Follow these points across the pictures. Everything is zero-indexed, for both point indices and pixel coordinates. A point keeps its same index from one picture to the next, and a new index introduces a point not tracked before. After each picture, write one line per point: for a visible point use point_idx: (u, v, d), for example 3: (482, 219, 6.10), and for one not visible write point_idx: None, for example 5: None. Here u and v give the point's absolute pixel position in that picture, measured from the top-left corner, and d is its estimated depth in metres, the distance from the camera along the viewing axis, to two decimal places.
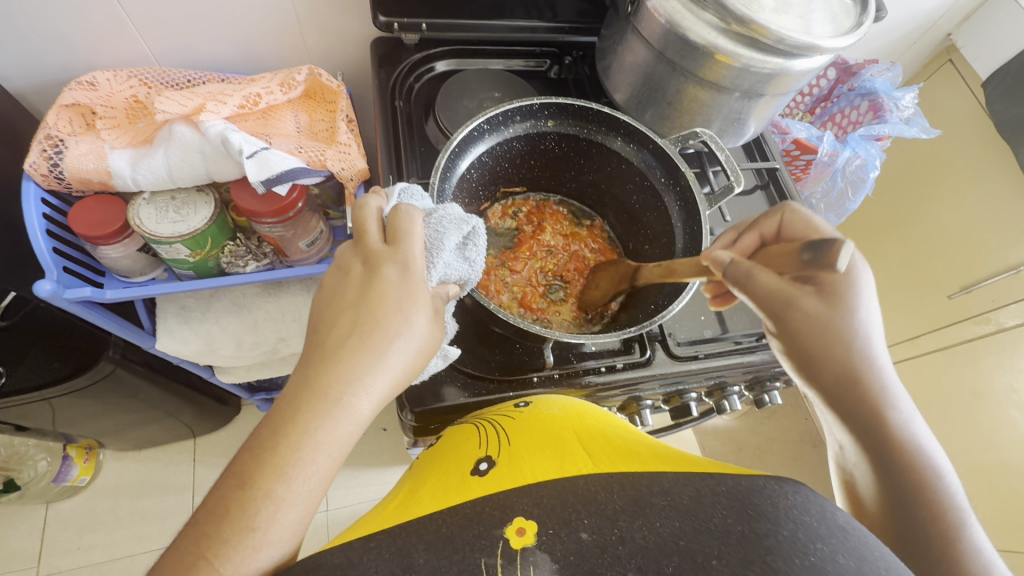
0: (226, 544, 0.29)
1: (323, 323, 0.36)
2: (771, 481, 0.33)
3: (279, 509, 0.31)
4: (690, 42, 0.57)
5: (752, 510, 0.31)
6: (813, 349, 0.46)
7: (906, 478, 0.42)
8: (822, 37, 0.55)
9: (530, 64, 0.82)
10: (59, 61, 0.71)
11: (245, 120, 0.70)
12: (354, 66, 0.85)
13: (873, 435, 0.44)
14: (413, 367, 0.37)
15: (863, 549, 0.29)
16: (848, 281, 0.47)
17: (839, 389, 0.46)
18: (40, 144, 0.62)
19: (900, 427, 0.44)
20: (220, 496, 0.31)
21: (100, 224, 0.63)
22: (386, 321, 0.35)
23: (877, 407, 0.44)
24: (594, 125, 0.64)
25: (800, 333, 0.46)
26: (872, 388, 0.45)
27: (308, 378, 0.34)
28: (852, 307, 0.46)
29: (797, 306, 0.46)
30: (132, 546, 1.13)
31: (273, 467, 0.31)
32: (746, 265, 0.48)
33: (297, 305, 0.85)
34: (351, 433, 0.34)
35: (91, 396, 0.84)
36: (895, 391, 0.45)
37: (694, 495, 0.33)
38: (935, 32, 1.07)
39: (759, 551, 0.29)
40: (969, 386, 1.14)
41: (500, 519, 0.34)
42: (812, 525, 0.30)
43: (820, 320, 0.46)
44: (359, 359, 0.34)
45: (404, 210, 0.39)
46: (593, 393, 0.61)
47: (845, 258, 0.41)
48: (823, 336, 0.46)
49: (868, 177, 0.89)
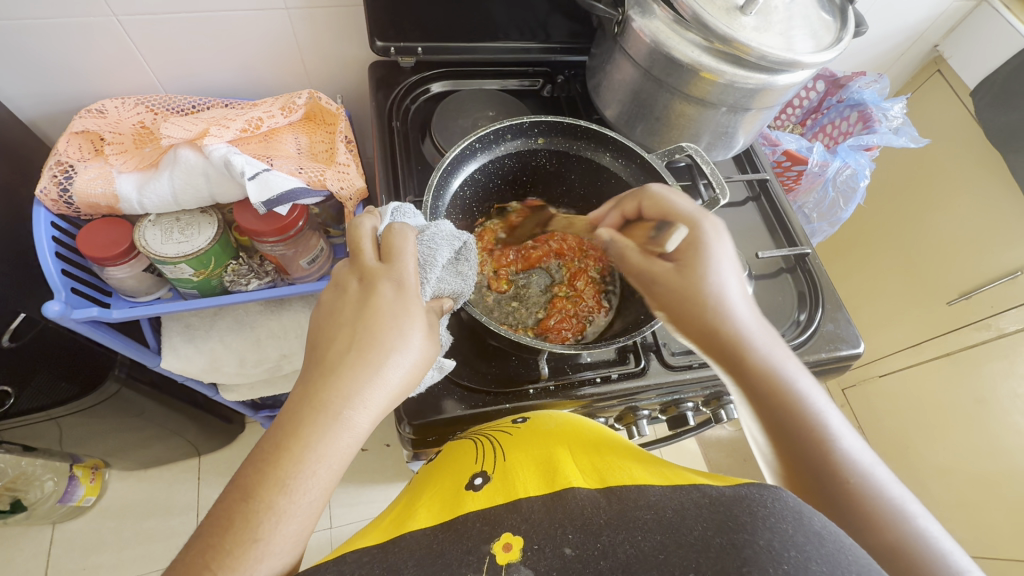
0: (229, 555, 0.30)
1: (323, 339, 0.37)
2: (753, 489, 0.34)
3: (281, 520, 0.32)
4: (675, 61, 0.59)
5: (732, 521, 0.32)
6: (682, 318, 0.46)
7: (786, 417, 0.42)
8: (802, 53, 0.56)
9: (524, 83, 0.84)
10: (70, 90, 0.74)
11: (247, 143, 0.72)
12: (354, 89, 0.88)
13: (751, 384, 0.44)
14: (409, 380, 0.38)
15: (837, 554, 0.30)
16: (695, 245, 0.47)
17: (715, 347, 0.45)
18: (51, 170, 0.65)
19: (768, 365, 0.44)
20: (225, 507, 0.32)
21: (107, 246, 0.65)
22: (383, 336, 0.37)
23: (745, 354, 0.44)
24: (584, 142, 0.65)
25: (674, 306, 0.46)
26: (736, 342, 0.44)
27: (309, 393, 0.35)
28: (709, 272, 0.46)
29: (660, 282, 0.48)
30: (137, 566, 1.13)
31: (275, 480, 0.32)
32: (620, 244, 0.53)
33: (299, 322, 0.86)
34: (351, 446, 0.35)
35: (97, 415, 0.86)
36: (758, 338, 0.45)
37: (678, 510, 0.34)
38: (923, 43, 1.10)
39: (736, 563, 0.29)
40: (971, 393, 1.13)
41: (489, 535, 0.36)
42: (788, 532, 0.31)
43: (679, 290, 0.46)
44: (357, 375, 0.35)
45: (398, 229, 0.40)
46: (589, 405, 0.62)
47: (673, 241, 0.49)
48: (686, 305, 0.46)
49: (859, 185, 0.90)
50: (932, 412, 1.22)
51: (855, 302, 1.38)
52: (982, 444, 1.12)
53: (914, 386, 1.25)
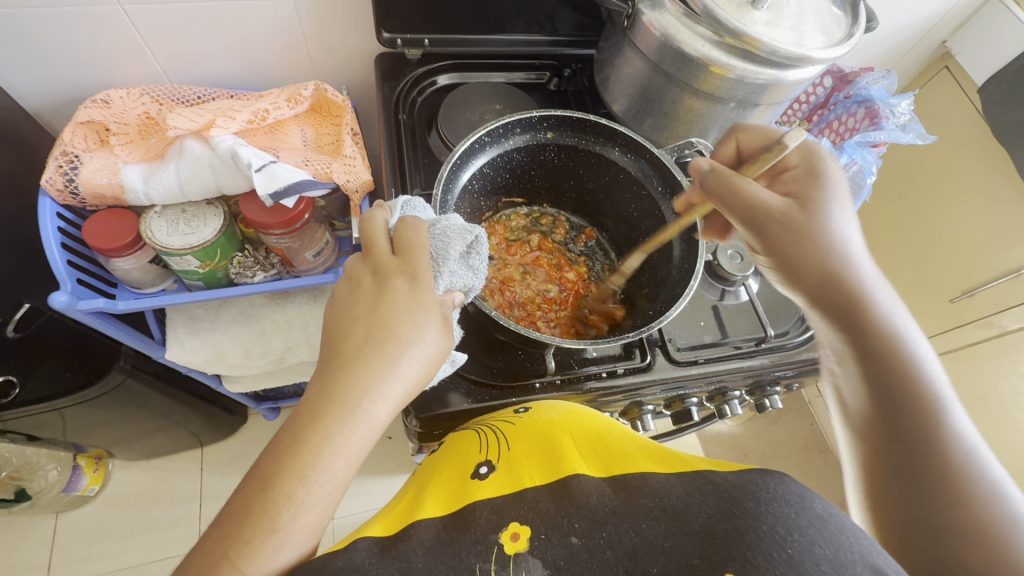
0: (248, 544, 0.30)
1: (339, 333, 0.37)
2: (756, 476, 0.35)
3: (300, 511, 0.32)
4: (685, 55, 0.58)
5: (737, 508, 0.33)
6: (797, 256, 0.46)
7: (892, 374, 0.42)
8: (813, 48, 0.56)
9: (530, 76, 0.83)
10: (74, 79, 0.73)
11: (253, 134, 0.72)
12: (359, 81, 0.87)
13: (860, 335, 0.44)
14: (425, 372, 0.38)
15: (839, 535, 0.31)
16: (818, 182, 0.48)
17: (831, 293, 0.45)
18: (56, 160, 0.64)
19: (888, 324, 0.44)
20: (243, 499, 0.32)
21: (113, 236, 0.65)
22: (398, 328, 0.37)
23: (862, 304, 0.45)
24: (592, 136, 0.65)
25: (789, 243, 0.46)
26: (854, 288, 0.45)
27: (327, 386, 0.35)
28: (829, 211, 0.47)
29: (776, 216, 0.47)
30: (140, 556, 1.13)
31: (294, 471, 0.32)
32: (725, 172, 0.49)
33: (303, 314, 0.86)
34: (368, 438, 0.35)
35: (102, 405, 0.86)
36: (879, 290, 0.45)
37: (682, 496, 0.35)
38: (931, 39, 1.09)
39: (740, 549, 0.31)
40: (972, 389, 1.14)
41: (496, 524, 0.37)
42: (791, 516, 0.32)
43: (799, 225, 0.46)
44: (374, 367, 0.35)
45: (410, 223, 0.40)
46: (594, 399, 0.62)
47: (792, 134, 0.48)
48: (803, 239, 0.46)
49: (866, 182, 0.90)
50: None
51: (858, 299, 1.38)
52: (982, 440, 1.13)
53: None
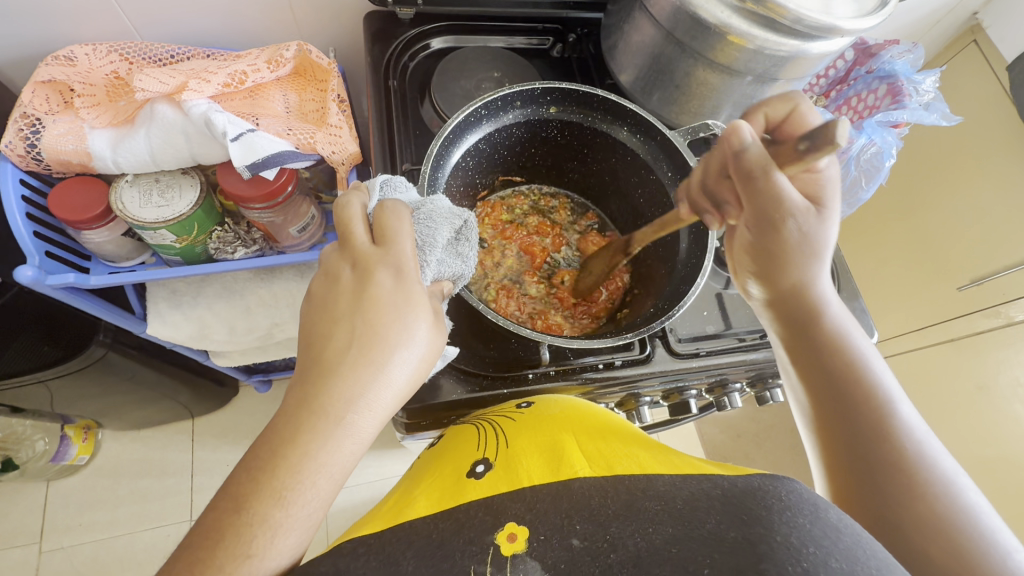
0: (218, 571, 0.28)
1: (318, 337, 0.34)
2: (766, 480, 0.33)
3: (277, 534, 0.30)
4: (701, 22, 0.53)
5: (747, 514, 0.30)
6: (776, 261, 0.45)
7: (846, 386, 0.42)
8: (842, 18, 0.51)
9: (533, 42, 0.78)
10: (35, 34, 0.67)
11: (231, 99, 0.67)
12: (348, 41, 0.81)
13: (813, 340, 0.45)
14: (416, 376, 0.35)
15: (855, 548, 0.28)
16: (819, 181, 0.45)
17: (790, 302, 0.46)
18: (16, 123, 0.59)
19: (835, 332, 0.45)
20: (216, 518, 0.30)
21: (81, 208, 0.60)
22: (385, 329, 0.33)
23: (817, 313, 0.45)
24: (599, 113, 0.60)
25: (772, 248, 0.45)
26: (814, 298, 0.45)
27: (306, 397, 0.32)
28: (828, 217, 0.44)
29: (790, 217, 0.43)
30: (132, 525, 1.14)
31: (271, 491, 0.30)
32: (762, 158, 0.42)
33: (291, 291, 0.83)
34: (354, 452, 0.32)
35: (85, 379, 0.83)
36: (832, 302, 0.46)
37: (689, 499, 0.33)
38: (961, 11, 1.03)
39: (752, 559, 0.28)
40: (973, 379, 1.12)
41: (492, 523, 0.34)
42: (806, 527, 0.29)
43: (803, 231, 0.44)
44: (359, 375, 0.32)
45: (391, 208, 0.36)
46: (591, 390, 0.60)
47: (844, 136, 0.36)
48: (799, 248, 0.44)
49: (883, 166, 0.85)
50: (931, 395, 1.20)
51: (864, 283, 1.34)
52: (982, 432, 1.10)
53: (916, 370, 1.23)
